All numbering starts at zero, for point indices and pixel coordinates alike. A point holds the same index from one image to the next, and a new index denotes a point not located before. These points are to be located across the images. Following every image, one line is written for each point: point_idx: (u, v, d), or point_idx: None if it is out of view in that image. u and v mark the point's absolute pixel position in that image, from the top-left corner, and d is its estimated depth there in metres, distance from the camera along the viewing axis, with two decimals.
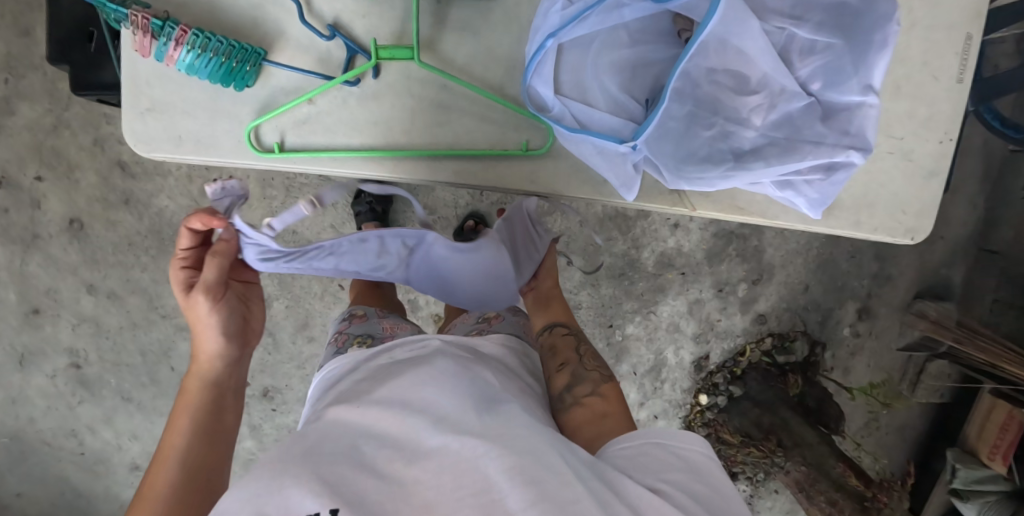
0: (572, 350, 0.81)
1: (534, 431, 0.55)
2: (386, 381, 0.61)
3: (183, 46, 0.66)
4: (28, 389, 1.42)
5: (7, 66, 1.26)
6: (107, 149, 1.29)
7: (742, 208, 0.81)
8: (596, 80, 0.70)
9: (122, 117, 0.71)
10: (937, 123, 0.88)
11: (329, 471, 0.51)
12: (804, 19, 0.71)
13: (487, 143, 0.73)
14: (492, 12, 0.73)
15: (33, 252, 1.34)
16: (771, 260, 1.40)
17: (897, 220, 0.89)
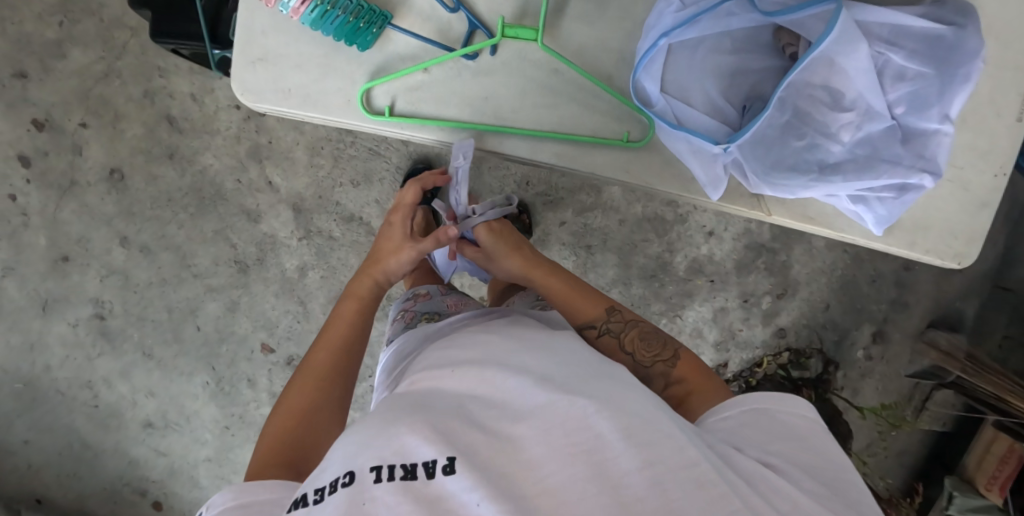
0: (620, 353, 0.77)
1: (639, 396, 0.56)
2: (485, 346, 0.64)
3: (312, 1, 0.66)
4: (47, 335, 1.41)
5: (64, 9, 1.25)
6: (157, 102, 1.28)
7: (812, 219, 0.84)
8: (699, 82, 0.74)
9: (234, 63, 0.72)
10: (993, 157, 0.91)
11: (442, 423, 0.53)
12: (899, 45, 0.74)
13: (589, 131, 0.75)
14: (608, 6, 0.75)
15: (69, 199, 1.33)
16: (797, 276, 1.43)
17: (948, 244, 0.92)
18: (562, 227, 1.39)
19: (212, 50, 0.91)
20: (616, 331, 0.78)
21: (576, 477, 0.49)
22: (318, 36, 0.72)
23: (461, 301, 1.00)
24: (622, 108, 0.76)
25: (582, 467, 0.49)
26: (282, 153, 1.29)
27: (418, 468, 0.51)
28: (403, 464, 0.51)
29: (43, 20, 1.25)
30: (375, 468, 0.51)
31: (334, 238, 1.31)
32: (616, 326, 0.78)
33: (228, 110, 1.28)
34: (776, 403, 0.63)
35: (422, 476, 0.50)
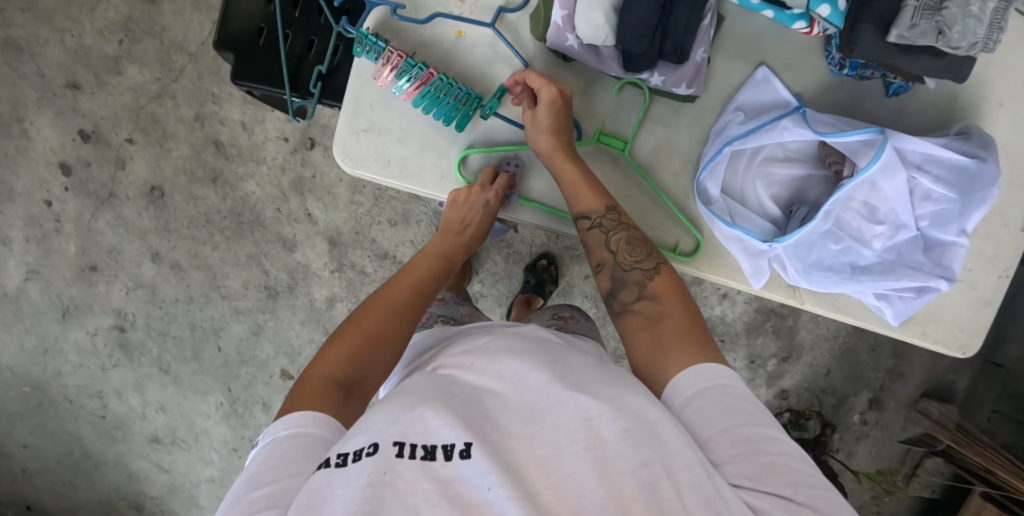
0: (603, 251, 0.76)
1: (642, 398, 0.58)
2: (505, 342, 0.66)
3: (425, 86, 0.74)
4: (63, 342, 1.40)
5: (125, 28, 1.28)
6: (207, 126, 1.31)
7: (838, 308, 0.87)
8: (755, 187, 0.81)
9: (337, 131, 0.78)
10: (998, 261, 0.91)
11: (460, 409, 0.55)
12: (926, 170, 0.79)
13: (654, 222, 0.82)
14: (681, 112, 0.81)
15: (105, 210, 1.34)
16: (801, 341, 1.50)
17: (954, 335, 0.93)
18: None
19: (289, 98, 0.94)
20: (607, 228, 0.76)
21: (579, 475, 0.52)
22: (420, 115, 0.78)
23: (471, 313, 1.04)
24: (684, 203, 0.82)
25: (582, 464, 0.52)
26: (324, 187, 1.33)
27: (437, 450, 0.52)
28: (424, 444, 0.53)
29: (102, 36, 1.28)
30: (398, 444, 0.53)
31: (366, 272, 1.34)
32: (609, 225, 0.76)
33: (276, 141, 1.31)
34: (737, 387, 0.62)
35: (441, 458, 0.52)
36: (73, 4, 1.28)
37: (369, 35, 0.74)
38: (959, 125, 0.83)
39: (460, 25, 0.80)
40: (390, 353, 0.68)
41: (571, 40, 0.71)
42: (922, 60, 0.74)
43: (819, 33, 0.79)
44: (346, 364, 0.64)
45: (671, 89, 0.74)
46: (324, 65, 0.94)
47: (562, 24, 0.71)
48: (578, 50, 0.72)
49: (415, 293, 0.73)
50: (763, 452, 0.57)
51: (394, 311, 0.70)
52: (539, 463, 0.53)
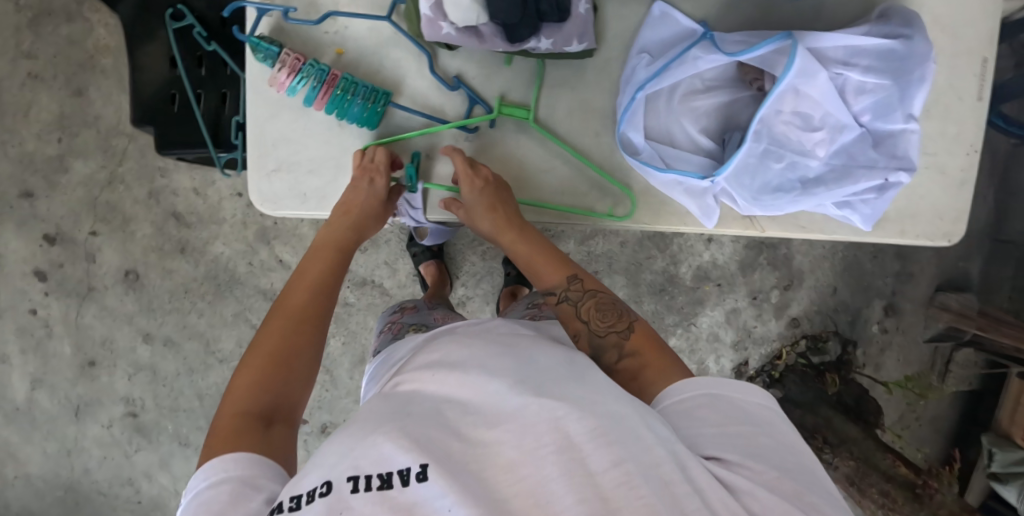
0: (577, 322, 0.72)
1: (613, 393, 0.58)
2: (471, 349, 0.65)
3: (332, 90, 0.74)
4: (83, 440, 1.43)
5: (61, 125, 1.30)
6: (162, 200, 1.32)
7: (805, 226, 0.84)
8: (681, 126, 0.78)
9: (249, 176, 0.78)
10: (962, 138, 0.86)
11: (419, 431, 0.55)
12: (854, 63, 0.74)
13: (587, 186, 0.81)
14: (586, 69, 0.80)
15: (88, 304, 1.36)
16: (800, 266, 1.45)
17: (934, 225, 0.87)
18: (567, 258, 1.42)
19: (216, 155, 0.95)
20: (574, 299, 0.73)
21: (550, 478, 0.51)
22: (324, 140, 0.78)
23: (446, 314, 1.06)
24: (612, 159, 0.80)
25: (556, 464, 0.52)
26: (289, 232, 1.33)
27: (393, 477, 0.53)
28: (380, 473, 0.53)
29: (41, 139, 1.30)
30: (352, 478, 0.53)
31: (350, 303, 1.34)
32: (575, 296, 0.73)
33: (232, 198, 1.32)
34: (727, 390, 0.61)
35: (398, 484, 0.52)
36: (5, 116, 1.30)
37: (260, 41, 0.73)
38: (878, 10, 0.77)
39: (339, 42, 0.78)
40: (304, 366, 0.67)
41: (447, 28, 0.69)
42: None
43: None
44: (262, 395, 0.64)
45: (563, 48, 0.73)
46: (240, 114, 0.94)
47: (432, 14, 0.69)
48: (458, 36, 0.70)
49: (311, 295, 0.71)
50: (744, 445, 0.57)
51: (296, 320, 0.69)
52: (506, 470, 0.53)
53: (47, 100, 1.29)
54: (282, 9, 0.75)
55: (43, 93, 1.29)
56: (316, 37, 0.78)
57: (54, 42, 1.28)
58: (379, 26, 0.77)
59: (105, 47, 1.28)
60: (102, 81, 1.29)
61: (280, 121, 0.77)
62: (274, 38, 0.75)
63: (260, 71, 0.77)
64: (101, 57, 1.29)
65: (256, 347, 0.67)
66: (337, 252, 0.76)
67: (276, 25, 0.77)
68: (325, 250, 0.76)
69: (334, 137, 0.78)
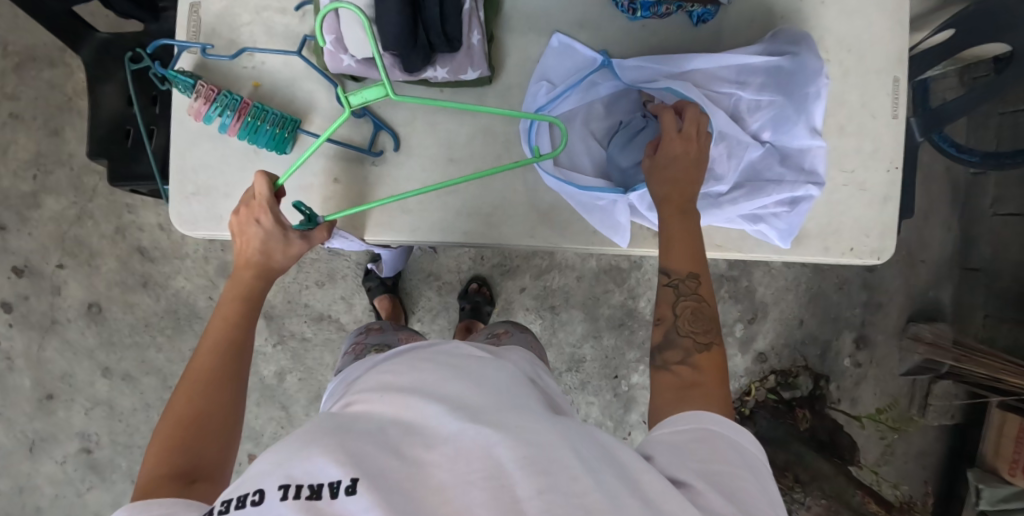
0: (667, 309, 0.70)
1: (551, 424, 0.53)
2: (419, 364, 0.60)
3: (244, 118, 0.78)
4: (36, 477, 1.42)
5: (36, 163, 1.36)
6: (128, 235, 1.36)
7: (720, 245, 0.85)
8: (586, 157, 0.82)
9: (169, 199, 0.81)
10: (880, 155, 0.90)
11: (353, 445, 0.50)
12: (748, 83, 0.80)
13: (491, 207, 0.83)
14: (486, 97, 0.84)
15: (51, 337, 1.38)
16: (763, 298, 1.42)
17: (862, 242, 0.90)
18: (523, 292, 1.36)
19: (163, 187, 0.98)
20: (682, 291, 0.70)
21: (474, 507, 0.46)
22: (239, 164, 0.81)
23: (412, 336, 1.06)
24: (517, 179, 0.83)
25: (484, 494, 0.47)
26: None
27: (323, 488, 0.48)
28: (310, 484, 0.49)
29: (17, 176, 1.35)
30: (283, 487, 0.49)
31: (306, 338, 1.35)
32: (685, 289, 0.70)
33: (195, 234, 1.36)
34: (728, 431, 0.59)
35: (326, 497, 0.48)
36: None
37: (178, 74, 0.78)
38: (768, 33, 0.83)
39: (256, 76, 0.82)
40: (217, 427, 0.64)
41: (348, 60, 0.71)
42: None
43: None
44: (177, 457, 0.60)
45: (460, 76, 0.75)
46: None
47: (333, 47, 0.71)
48: (360, 67, 0.73)
49: (225, 351, 0.69)
50: (729, 485, 0.54)
51: (210, 377, 0.66)
52: (436, 492, 0.48)
53: (25, 139, 1.35)
54: (199, 45, 0.80)
55: (21, 132, 1.35)
56: (235, 71, 0.82)
57: (36, 85, 1.35)
58: (291, 61, 0.82)
59: (83, 90, 1.35)
60: (78, 122, 1.36)
61: (199, 148, 0.81)
62: (194, 73, 0.80)
63: (183, 102, 0.81)
64: (79, 99, 1.36)
65: (173, 411, 0.64)
66: (244, 305, 0.73)
67: (198, 61, 0.82)
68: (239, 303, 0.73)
69: (250, 160, 0.82)
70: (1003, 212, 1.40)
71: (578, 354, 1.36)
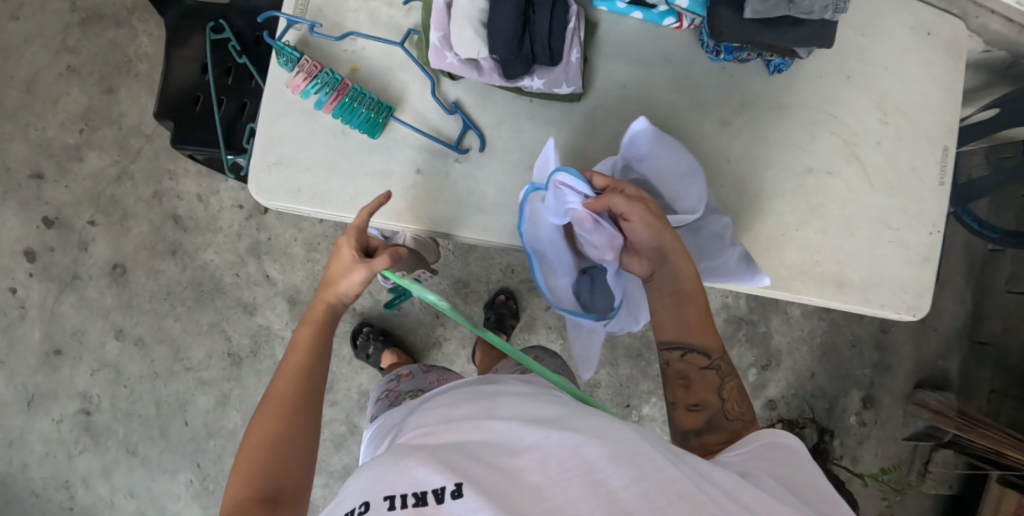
0: (710, 394, 0.73)
1: (623, 427, 0.57)
2: (489, 392, 0.65)
3: (341, 97, 0.78)
4: (28, 432, 1.39)
5: (85, 118, 1.36)
6: (165, 202, 1.36)
7: (770, 283, 0.86)
8: None
9: (251, 167, 0.81)
10: (925, 217, 0.90)
11: (447, 457, 0.55)
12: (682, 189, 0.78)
13: None
14: (572, 114, 0.82)
15: (69, 293, 1.37)
16: (777, 346, 1.41)
17: (900, 298, 0.90)
18: (548, 311, 1.37)
19: (225, 156, 0.98)
20: (723, 372, 0.73)
21: (573, 498, 0.50)
22: (325, 142, 0.81)
23: (442, 378, 1.05)
24: None
25: (579, 486, 0.51)
26: (280, 249, 1.35)
27: (428, 494, 0.52)
28: (415, 492, 0.52)
29: (64, 128, 1.36)
30: (389, 497, 0.53)
31: None
32: (725, 369, 0.74)
33: (232, 209, 1.35)
34: (777, 440, 0.64)
35: (433, 502, 0.51)
36: (35, 101, 1.36)
37: (285, 46, 0.78)
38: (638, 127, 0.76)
39: (355, 60, 0.82)
40: (295, 452, 0.66)
41: (450, 58, 0.72)
42: (785, 32, 0.78)
43: (688, 26, 0.83)
44: (262, 482, 0.64)
45: (553, 89, 0.75)
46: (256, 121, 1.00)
47: (439, 44, 0.72)
48: (460, 68, 0.73)
49: (304, 379, 0.70)
50: (786, 488, 0.58)
51: (293, 408, 0.68)
52: (532, 491, 0.51)
53: (78, 93, 1.36)
54: (308, 22, 0.80)
55: (76, 86, 1.36)
56: (334, 52, 0.82)
57: (98, 43, 1.36)
58: (391, 51, 0.82)
59: (144, 54, 1.36)
60: (133, 84, 1.36)
61: (288, 120, 0.81)
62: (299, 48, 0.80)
63: (280, 74, 0.81)
64: (138, 62, 1.36)
65: (250, 443, 0.66)
66: (321, 335, 0.74)
67: (302, 37, 0.82)
68: (318, 330, 0.75)
69: (334, 141, 0.81)
70: (1017, 290, 1.39)
71: (593, 378, 1.36)
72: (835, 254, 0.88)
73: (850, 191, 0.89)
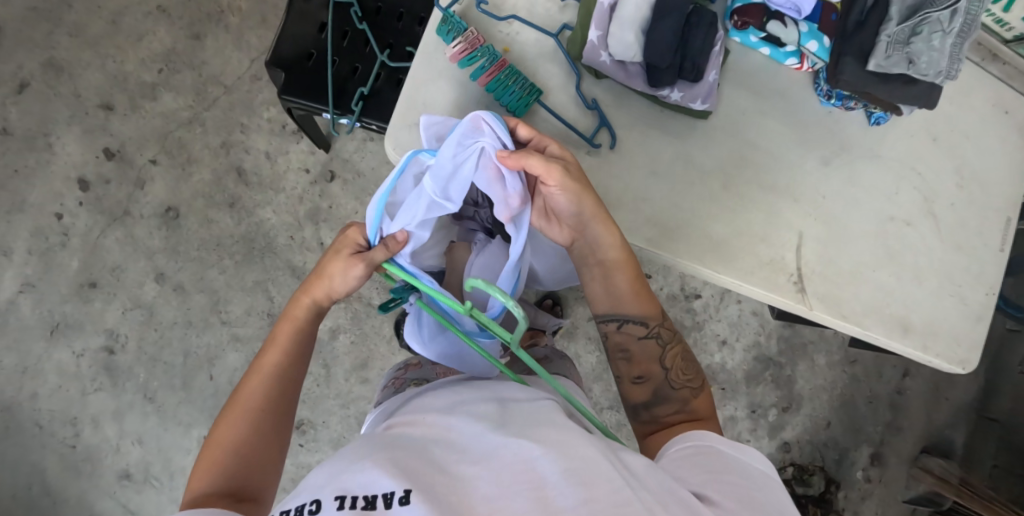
0: (655, 365, 0.79)
1: (583, 439, 0.60)
2: (459, 400, 0.68)
3: (498, 72, 0.78)
4: (46, 361, 1.36)
5: (167, 59, 1.37)
6: (231, 153, 1.36)
7: (846, 316, 0.87)
8: (759, 197, 0.85)
9: (392, 122, 0.77)
10: (983, 278, 0.91)
11: (402, 461, 0.56)
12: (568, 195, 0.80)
13: (674, 223, 0.82)
14: (695, 127, 0.83)
15: (116, 227, 1.35)
16: (800, 391, 1.46)
17: (954, 350, 0.90)
18: (590, 322, 1.38)
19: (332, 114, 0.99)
20: (662, 339, 0.79)
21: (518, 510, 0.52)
22: (465, 111, 0.79)
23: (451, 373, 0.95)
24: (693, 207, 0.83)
25: (525, 500, 0.53)
26: (339, 218, 1.36)
27: (377, 498, 0.53)
28: (365, 495, 0.53)
29: (143, 65, 1.36)
30: (340, 497, 0.54)
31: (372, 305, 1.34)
32: (665, 335, 0.80)
33: (298, 172, 1.36)
34: (734, 450, 0.65)
35: (381, 506, 0.52)
36: (119, 34, 1.37)
37: (453, 16, 0.79)
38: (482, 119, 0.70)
39: (508, 43, 0.82)
40: (264, 445, 0.70)
41: (604, 57, 0.76)
42: (897, 88, 0.82)
43: (808, 69, 0.87)
44: (228, 473, 0.68)
45: (688, 104, 0.77)
46: (365, 87, 1.01)
47: (597, 43, 0.76)
48: (611, 68, 0.76)
49: (281, 380, 0.74)
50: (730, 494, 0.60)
51: (264, 407, 0.72)
52: (477, 504, 0.53)
53: (164, 33, 1.37)
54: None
55: (164, 27, 1.37)
56: (489, 31, 0.82)
57: None
58: (544, 41, 0.82)
59: (236, 7, 1.38)
60: (220, 34, 1.37)
61: (436, 85, 0.79)
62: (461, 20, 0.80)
63: (436, 41, 0.80)
64: (229, 14, 1.38)
65: (222, 430, 0.70)
66: (303, 336, 0.77)
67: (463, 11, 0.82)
68: (298, 330, 0.77)
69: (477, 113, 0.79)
70: None
71: None
72: (902, 299, 0.89)
73: (923, 244, 0.90)
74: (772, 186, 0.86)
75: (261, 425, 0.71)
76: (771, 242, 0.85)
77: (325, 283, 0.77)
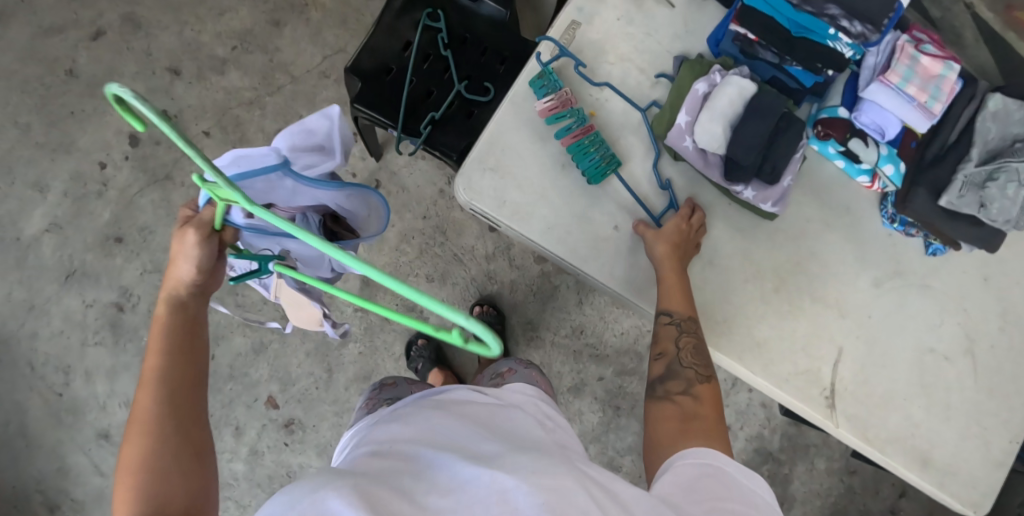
0: (668, 344, 0.75)
1: (565, 467, 0.53)
2: (436, 424, 0.62)
3: (583, 136, 0.80)
4: (54, 304, 1.35)
5: (242, 38, 1.38)
6: None
7: (869, 439, 0.86)
8: (806, 306, 0.85)
9: (466, 162, 0.80)
10: (1010, 426, 0.86)
11: (365, 490, 0.50)
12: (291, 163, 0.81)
13: (722, 318, 0.84)
14: (761, 229, 0.85)
15: (155, 188, 1.36)
16: (794, 492, 1.44)
17: (966, 493, 0.85)
18: (599, 381, 1.35)
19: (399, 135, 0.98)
20: (682, 328, 0.75)
21: None
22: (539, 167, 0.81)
23: None
24: (742, 307, 0.85)
25: None
26: None
27: None
28: None
29: (218, 39, 1.38)
30: None
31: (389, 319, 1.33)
32: (685, 327, 0.75)
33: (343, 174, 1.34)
34: (741, 472, 0.59)
35: None
36: (202, 5, 1.39)
37: (551, 72, 0.81)
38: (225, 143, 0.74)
39: (595, 106, 0.83)
40: (183, 450, 0.59)
41: (688, 142, 0.76)
42: (962, 226, 0.81)
43: (877, 189, 0.86)
44: (152, 491, 0.55)
45: (758, 203, 0.76)
46: (438, 112, 0.99)
47: (683, 128, 0.77)
48: (691, 154, 0.77)
49: (180, 375, 0.62)
50: None
51: (170, 407, 0.60)
52: None
53: (245, 13, 1.39)
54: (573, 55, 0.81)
55: (246, 6, 1.39)
56: (579, 91, 0.82)
57: None
58: (630, 112, 0.83)
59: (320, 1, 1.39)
60: (298, 24, 1.39)
61: (517, 135, 0.81)
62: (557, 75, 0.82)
63: (526, 93, 0.82)
64: (311, 7, 1.39)
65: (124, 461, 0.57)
66: (187, 324, 0.66)
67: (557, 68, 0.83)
68: (178, 321, 0.65)
69: (552, 171, 0.81)
70: None
71: (617, 461, 1.33)
72: (928, 435, 0.86)
73: (957, 381, 0.87)
74: (822, 298, 0.86)
75: (159, 445, 0.58)
76: (810, 352, 0.85)
77: (171, 278, 0.66)
